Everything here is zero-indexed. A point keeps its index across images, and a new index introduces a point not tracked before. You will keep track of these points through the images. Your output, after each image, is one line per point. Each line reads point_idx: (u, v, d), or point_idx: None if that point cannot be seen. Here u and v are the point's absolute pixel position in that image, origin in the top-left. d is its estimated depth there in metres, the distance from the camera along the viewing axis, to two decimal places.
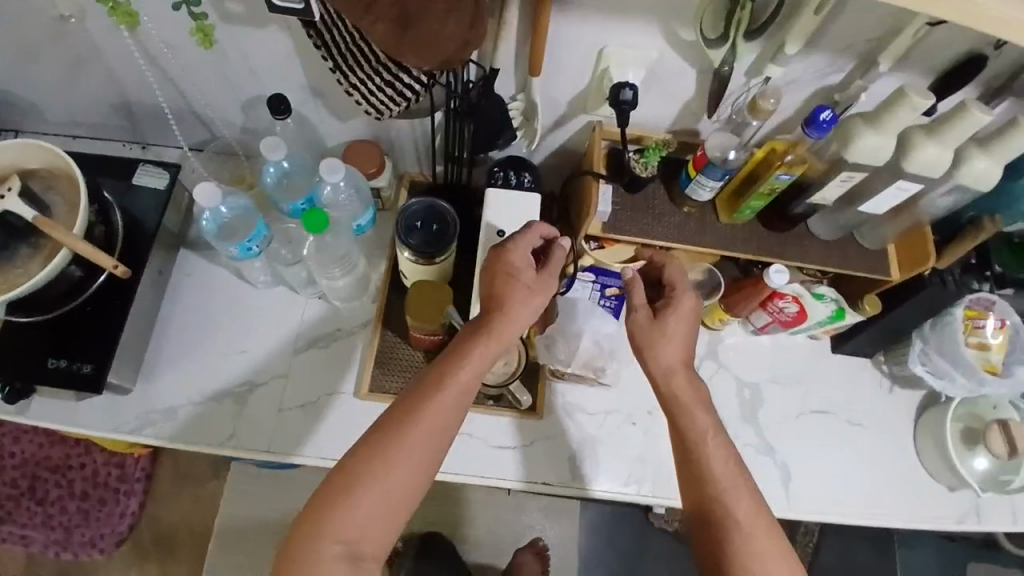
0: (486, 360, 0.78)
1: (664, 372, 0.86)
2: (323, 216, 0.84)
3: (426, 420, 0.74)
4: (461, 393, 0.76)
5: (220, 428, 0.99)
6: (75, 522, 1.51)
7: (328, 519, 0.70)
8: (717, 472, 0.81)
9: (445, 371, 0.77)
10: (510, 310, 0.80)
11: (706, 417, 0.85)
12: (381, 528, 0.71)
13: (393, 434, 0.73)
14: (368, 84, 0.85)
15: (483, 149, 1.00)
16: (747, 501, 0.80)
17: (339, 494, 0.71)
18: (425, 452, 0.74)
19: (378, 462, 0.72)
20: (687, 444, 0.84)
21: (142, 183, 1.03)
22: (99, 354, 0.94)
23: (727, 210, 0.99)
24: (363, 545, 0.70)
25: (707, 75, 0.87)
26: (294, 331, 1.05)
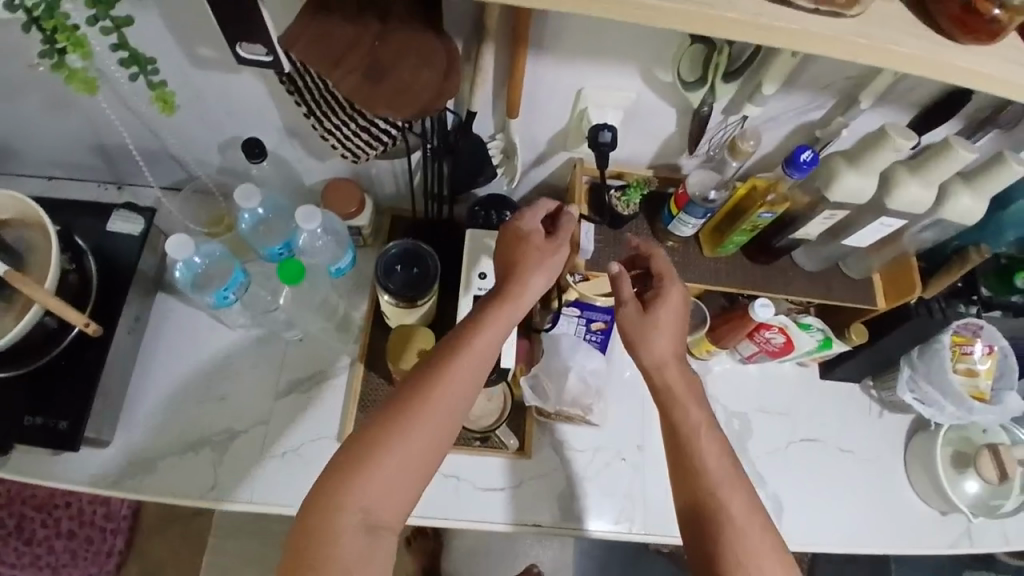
0: (503, 329, 0.76)
1: (657, 364, 0.85)
2: (299, 265, 0.83)
3: (444, 388, 0.72)
4: (479, 360, 0.74)
5: (202, 479, 0.98)
6: (60, 563, 1.44)
7: (343, 491, 0.67)
8: (711, 465, 0.81)
9: (463, 336, 0.74)
10: (525, 278, 0.78)
11: (699, 410, 0.84)
12: (399, 501, 0.69)
13: (410, 403, 0.71)
14: (343, 130, 0.83)
15: (465, 187, 0.98)
16: (741, 495, 0.79)
17: (353, 465, 0.68)
18: (443, 421, 0.71)
19: (394, 431, 0.69)
20: (679, 439, 0.83)
21: (117, 230, 1.00)
22: (75, 409, 0.92)
23: (711, 244, 0.99)
24: (379, 517, 0.68)
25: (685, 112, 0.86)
26: (276, 376, 1.03)
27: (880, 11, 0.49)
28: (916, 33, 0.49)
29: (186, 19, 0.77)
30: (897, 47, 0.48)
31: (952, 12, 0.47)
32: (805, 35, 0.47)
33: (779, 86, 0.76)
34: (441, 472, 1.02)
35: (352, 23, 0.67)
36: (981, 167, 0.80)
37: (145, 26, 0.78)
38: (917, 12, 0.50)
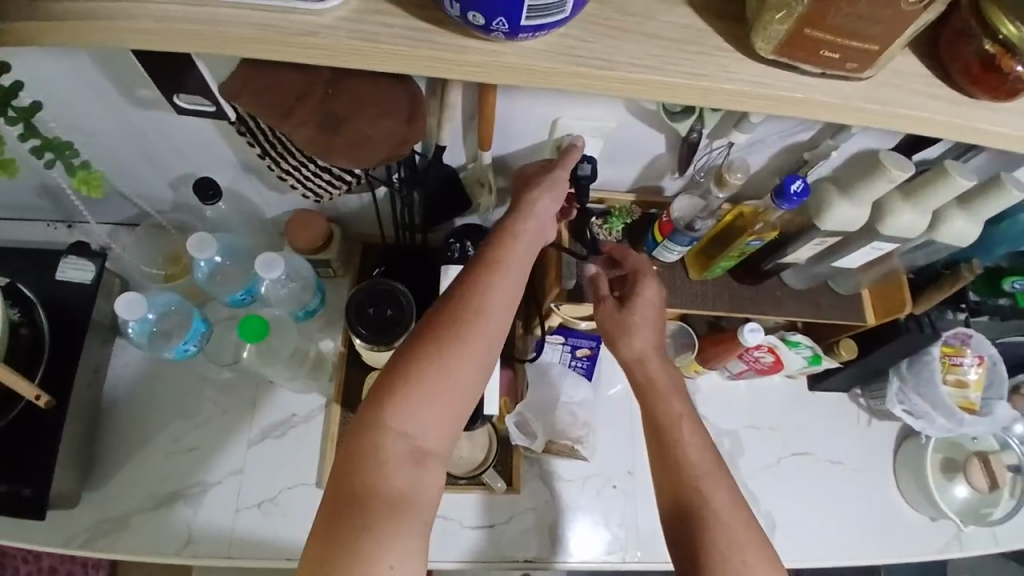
0: (533, 245, 0.72)
1: (636, 356, 0.83)
2: (260, 322, 0.78)
3: (486, 304, 0.67)
4: (516, 272, 0.70)
5: (176, 535, 0.93)
6: None
7: (385, 415, 0.64)
8: (693, 459, 0.77)
9: (494, 254, 0.70)
10: (542, 197, 0.74)
11: (682, 403, 0.81)
12: (444, 427, 0.66)
13: (452, 322, 0.66)
14: (301, 171, 0.77)
15: (437, 216, 0.93)
16: (724, 488, 0.75)
17: (393, 390, 0.64)
18: (486, 337, 0.67)
19: (439, 350, 0.65)
20: (661, 433, 0.79)
21: (67, 279, 0.94)
22: (38, 475, 0.87)
23: (698, 267, 0.94)
24: (425, 444, 0.65)
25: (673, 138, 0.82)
26: (248, 422, 0.98)
27: (895, 67, 0.48)
28: (932, 92, 0.49)
29: (119, 61, 0.70)
30: (912, 111, 0.48)
31: (971, 70, 0.47)
32: (810, 102, 0.48)
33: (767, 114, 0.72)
34: None
35: (301, 71, 0.60)
36: (977, 189, 0.77)
37: (77, 70, 0.71)
38: (930, 62, 0.49)
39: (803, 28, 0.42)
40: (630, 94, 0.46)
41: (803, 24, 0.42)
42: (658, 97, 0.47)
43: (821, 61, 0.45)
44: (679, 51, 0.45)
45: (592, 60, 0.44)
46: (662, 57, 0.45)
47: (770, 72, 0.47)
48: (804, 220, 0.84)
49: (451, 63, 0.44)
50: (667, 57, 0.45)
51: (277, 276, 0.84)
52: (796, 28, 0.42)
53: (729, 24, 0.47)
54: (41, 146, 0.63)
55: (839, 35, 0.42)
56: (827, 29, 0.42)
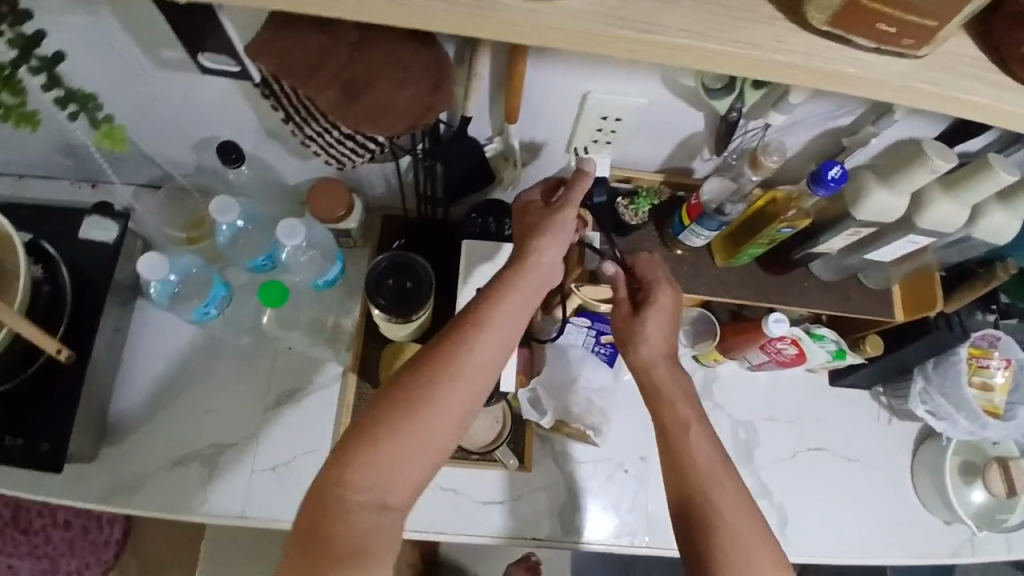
0: (528, 300, 0.71)
1: (647, 362, 0.81)
2: (281, 288, 0.77)
3: (470, 362, 0.66)
4: (501, 330, 0.68)
5: (191, 494, 0.95)
6: (59, 552, 1.48)
7: (356, 463, 0.63)
8: (700, 462, 0.75)
9: (480, 309, 0.68)
10: (545, 243, 0.72)
11: (689, 409, 0.78)
12: (411, 477, 0.65)
13: (434, 376, 0.65)
14: (324, 137, 0.75)
15: (460, 190, 0.92)
16: (733, 493, 0.73)
17: (366, 439, 0.64)
18: (467, 396, 0.66)
19: (416, 404, 0.64)
20: (668, 436, 0.78)
21: (89, 237, 0.94)
22: (57, 429, 0.88)
23: (724, 253, 0.92)
24: (393, 497, 0.64)
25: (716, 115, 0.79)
26: (264, 388, 0.99)
27: (948, 49, 0.46)
28: (986, 77, 0.46)
29: (143, 18, 0.69)
30: (966, 95, 0.45)
31: None
32: (860, 81, 0.45)
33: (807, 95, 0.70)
34: (439, 486, 0.99)
35: (326, 32, 0.59)
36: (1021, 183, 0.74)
37: (102, 27, 0.70)
38: (986, 46, 0.46)
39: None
40: (670, 62, 0.44)
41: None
42: (695, 67, 0.45)
43: (875, 35, 0.42)
44: (724, 17, 0.44)
45: (633, 24, 0.42)
46: (707, 24, 0.43)
47: (822, 47, 0.44)
48: (842, 209, 0.81)
49: (482, 22, 0.42)
50: (713, 24, 0.43)
51: (299, 243, 0.83)
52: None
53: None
54: (68, 96, 0.64)
55: (897, 10, 0.39)
56: (883, 1, 0.39)
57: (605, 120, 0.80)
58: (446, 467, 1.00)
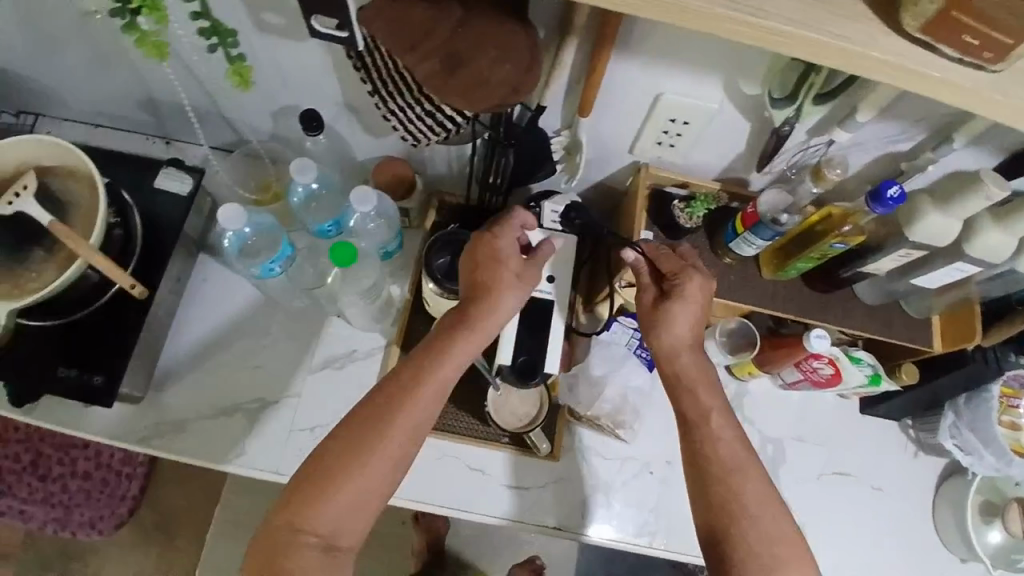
0: (463, 355, 0.78)
1: (668, 351, 0.83)
2: (351, 249, 0.81)
3: (403, 414, 0.75)
4: (440, 385, 0.77)
5: (231, 445, 0.98)
6: (75, 502, 1.44)
7: (303, 510, 0.71)
8: (721, 452, 0.77)
9: (422, 366, 0.77)
10: (496, 301, 0.80)
11: (710, 396, 0.81)
12: (356, 520, 0.72)
13: (371, 427, 0.74)
14: (408, 112, 0.80)
15: (522, 181, 0.94)
16: (753, 482, 0.76)
17: (313, 486, 0.72)
18: (400, 445, 0.74)
19: (355, 453, 0.73)
20: (690, 427, 0.80)
21: (164, 187, 0.99)
22: (112, 365, 0.91)
23: (771, 266, 0.94)
24: (339, 536, 0.72)
25: (759, 126, 0.82)
26: (311, 350, 1.03)
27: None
28: None
29: None
30: None
31: None
32: (941, 88, 0.48)
33: (875, 114, 0.73)
34: (468, 465, 1.01)
35: (432, 6, 0.63)
36: None
37: None
38: None
39: (951, 9, 0.43)
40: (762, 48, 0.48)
41: (951, 6, 0.42)
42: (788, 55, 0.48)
43: (959, 45, 0.45)
44: (827, 12, 0.47)
45: (747, 8, 0.46)
46: (816, 17, 0.47)
47: (912, 52, 0.47)
48: (891, 232, 0.84)
49: None
50: (820, 17, 0.47)
51: (369, 211, 0.87)
52: (944, 10, 0.43)
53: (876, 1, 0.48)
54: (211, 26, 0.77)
55: (984, 24, 0.43)
56: (972, 14, 0.42)
57: (673, 122, 0.83)
58: (479, 447, 1.02)
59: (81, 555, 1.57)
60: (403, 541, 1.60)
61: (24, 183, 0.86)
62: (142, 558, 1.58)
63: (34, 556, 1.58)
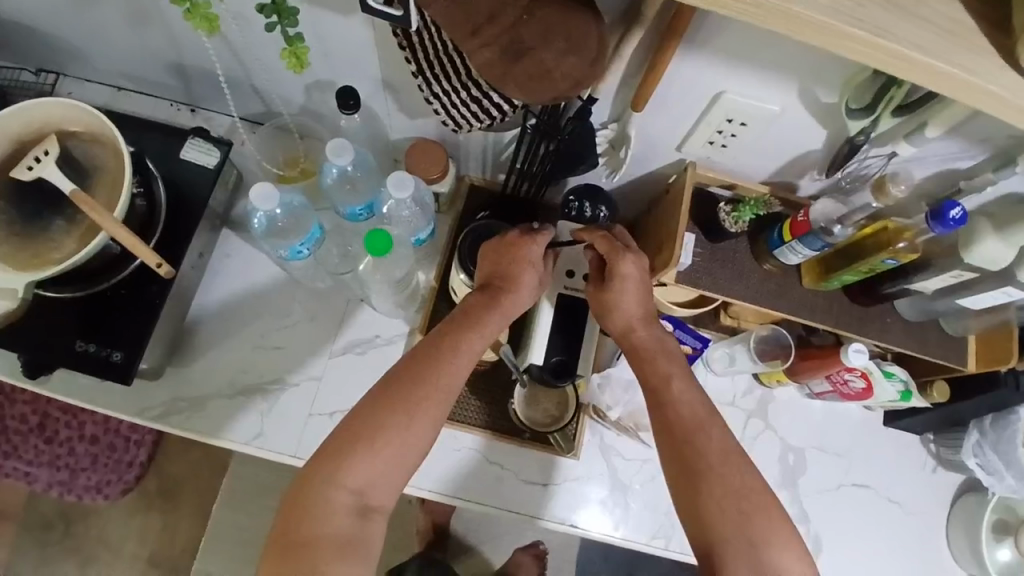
0: (497, 331, 0.78)
1: (620, 328, 0.81)
2: (387, 238, 0.77)
3: (440, 382, 0.73)
4: (472, 355, 0.76)
5: (248, 425, 0.96)
6: (81, 466, 1.44)
7: (339, 469, 0.69)
8: (683, 417, 0.75)
9: (453, 338, 0.75)
10: (525, 278, 0.80)
11: (669, 364, 0.78)
12: (389, 486, 0.71)
13: (409, 393, 0.72)
14: (452, 96, 0.75)
15: (562, 174, 0.91)
16: (717, 441, 0.73)
17: (349, 446, 0.70)
18: (437, 413, 0.73)
19: (393, 416, 0.71)
20: (653, 394, 0.77)
21: (191, 159, 0.96)
22: (132, 342, 0.88)
23: (813, 276, 0.91)
24: (371, 499, 0.70)
25: (840, 138, 0.79)
26: (333, 333, 1.01)
27: None
28: None
29: None
30: None
31: None
32: None
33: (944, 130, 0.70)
34: (487, 458, 1.00)
35: None
36: None
37: None
38: None
39: None
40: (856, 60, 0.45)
41: None
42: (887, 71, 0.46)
43: None
44: (932, 33, 0.44)
45: (868, 26, 0.43)
46: (937, 44, 0.44)
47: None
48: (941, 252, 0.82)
49: None
50: (928, 38, 0.44)
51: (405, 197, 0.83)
52: None
53: (994, 30, 0.45)
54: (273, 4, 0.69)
55: None
56: None
57: (730, 123, 0.79)
58: (499, 441, 1.00)
59: (83, 517, 1.57)
60: (407, 520, 1.61)
61: (44, 148, 0.83)
62: (145, 524, 1.58)
63: (35, 516, 1.58)
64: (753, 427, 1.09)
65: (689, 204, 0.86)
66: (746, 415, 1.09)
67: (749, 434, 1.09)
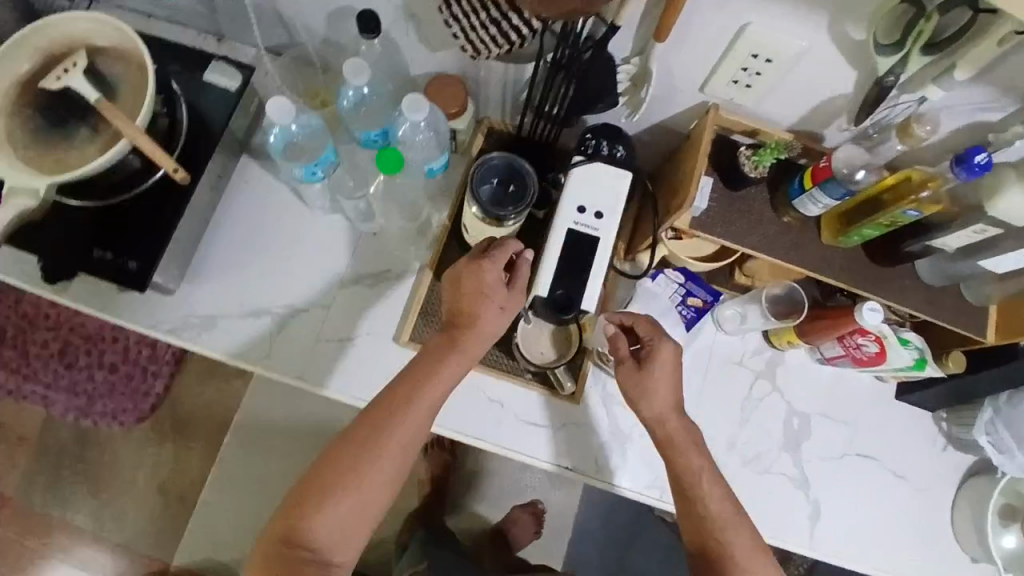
0: (455, 376, 0.80)
1: (656, 417, 0.87)
2: (398, 156, 0.78)
3: (396, 435, 0.77)
4: (430, 404, 0.79)
5: (257, 345, 0.98)
6: (98, 392, 1.53)
7: (301, 525, 0.74)
8: (714, 510, 0.83)
9: (411, 389, 0.78)
10: (483, 319, 0.79)
11: (699, 458, 0.85)
12: (350, 540, 0.76)
13: (366, 450, 0.76)
14: (471, 18, 0.75)
15: (580, 112, 0.89)
16: (745, 539, 0.82)
17: (309, 502, 0.75)
18: (392, 467, 0.77)
19: (352, 473, 0.75)
20: (684, 486, 0.86)
21: (213, 81, 0.96)
22: (149, 252, 0.90)
23: (832, 231, 0.89)
24: (333, 551, 0.75)
25: (869, 79, 0.76)
26: (344, 265, 1.02)
27: None
28: None
29: None
30: None
31: None
32: None
33: (973, 74, 0.68)
34: (487, 395, 1.00)
35: None
36: None
37: None
38: None
39: None
40: None
41: None
42: None
43: None
44: None
45: None
46: None
47: None
48: (962, 209, 0.81)
49: None
50: None
51: (420, 120, 0.82)
52: None
53: None
54: None
55: None
56: None
57: (755, 59, 0.77)
58: (501, 380, 1.00)
59: (98, 444, 1.59)
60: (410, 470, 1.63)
61: (72, 60, 0.85)
62: (158, 455, 1.59)
63: (49, 444, 1.60)
64: (760, 389, 1.07)
65: (710, 142, 0.84)
66: (753, 375, 1.07)
67: (755, 396, 1.07)
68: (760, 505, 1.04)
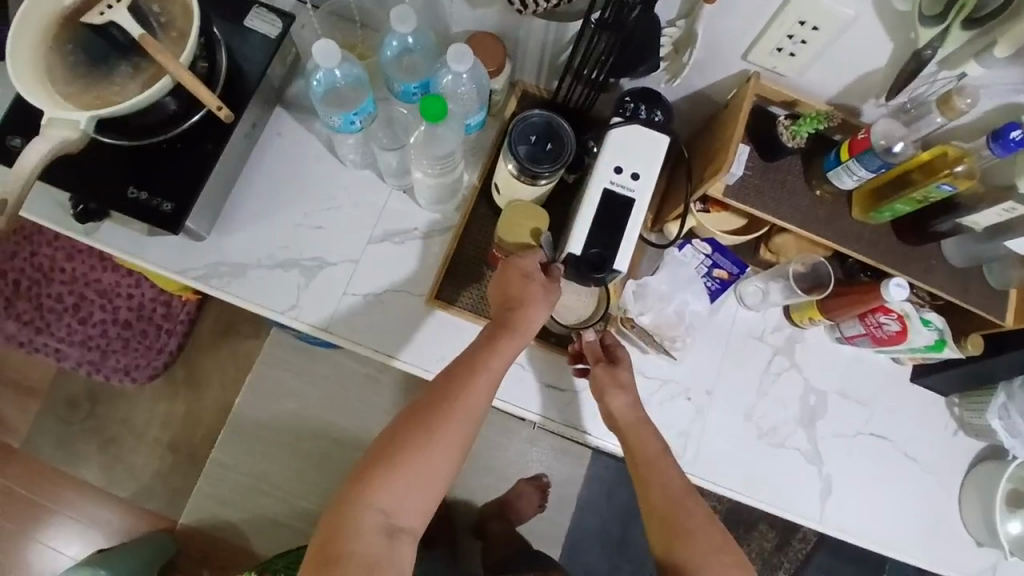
0: (511, 355, 0.82)
1: (617, 410, 0.92)
2: (443, 105, 0.79)
3: (460, 403, 0.78)
4: (491, 378, 0.81)
5: (285, 296, 0.99)
6: (111, 347, 1.54)
7: (369, 491, 0.74)
8: (667, 482, 0.86)
9: (475, 361, 0.80)
10: (537, 300, 0.82)
11: (653, 441, 0.90)
12: (418, 507, 0.75)
13: (431, 419, 0.77)
14: None
15: (620, 74, 0.89)
16: (699, 509, 0.84)
17: (378, 470, 0.75)
18: (457, 436, 0.78)
19: (416, 438, 0.76)
20: (640, 468, 0.88)
21: (253, 28, 0.96)
22: (184, 194, 0.91)
23: (863, 206, 0.90)
24: (399, 518, 0.74)
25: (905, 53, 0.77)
26: (373, 220, 1.02)
27: None
28: None
29: None
30: None
31: None
32: None
33: (1013, 51, 0.69)
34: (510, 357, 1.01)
35: None
36: None
37: None
38: None
39: None
40: None
41: None
42: None
43: None
44: None
45: None
46: None
47: None
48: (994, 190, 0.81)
49: None
50: None
51: (462, 72, 0.83)
52: None
53: None
54: None
55: None
56: None
57: (802, 26, 0.77)
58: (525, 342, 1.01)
59: (109, 398, 1.60)
60: None
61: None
62: (168, 411, 1.60)
63: (58, 394, 1.61)
64: (778, 364, 1.08)
65: (748, 106, 0.85)
66: (772, 351, 1.09)
67: (773, 370, 1.08)
68: (773, 479, 1.05)
